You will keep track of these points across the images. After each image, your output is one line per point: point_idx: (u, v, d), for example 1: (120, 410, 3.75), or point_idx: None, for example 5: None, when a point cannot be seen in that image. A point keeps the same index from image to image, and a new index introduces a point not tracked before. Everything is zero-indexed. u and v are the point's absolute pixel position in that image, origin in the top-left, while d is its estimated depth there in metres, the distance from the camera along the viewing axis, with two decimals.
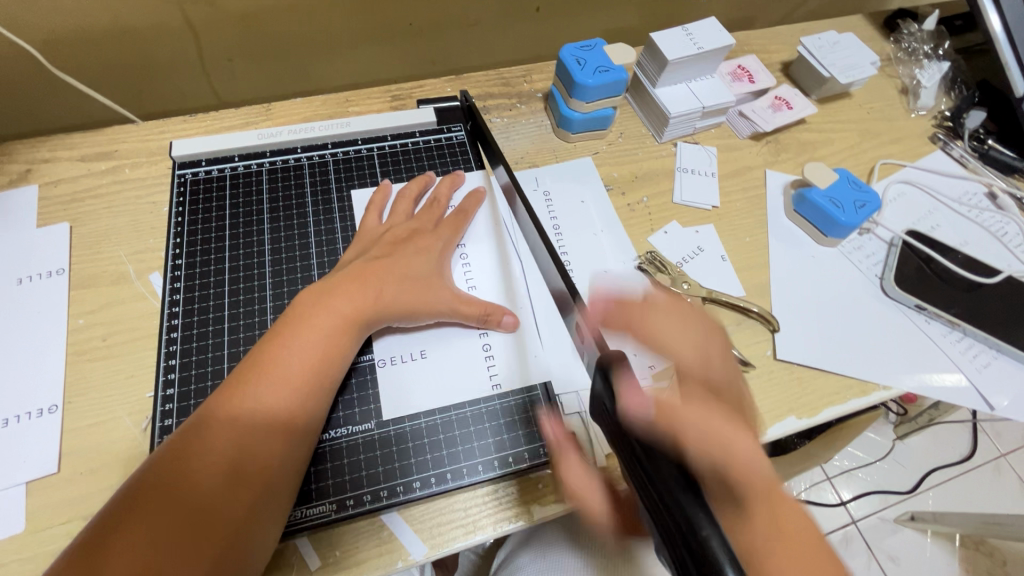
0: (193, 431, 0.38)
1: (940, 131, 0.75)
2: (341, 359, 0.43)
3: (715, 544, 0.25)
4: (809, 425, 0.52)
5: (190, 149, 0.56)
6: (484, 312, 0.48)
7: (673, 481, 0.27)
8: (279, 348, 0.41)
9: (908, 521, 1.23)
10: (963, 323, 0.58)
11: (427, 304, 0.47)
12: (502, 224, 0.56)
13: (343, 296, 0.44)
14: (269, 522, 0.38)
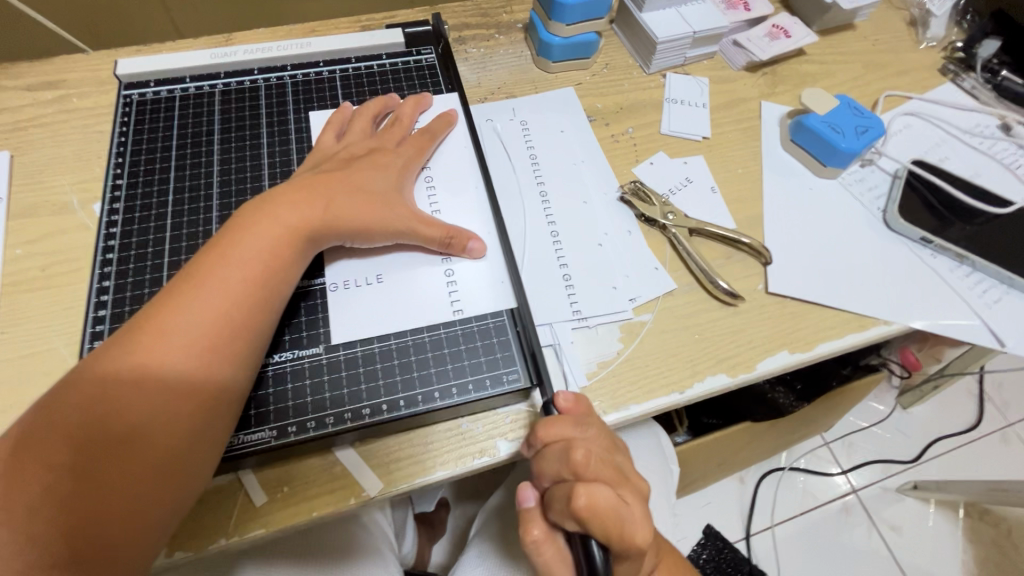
0: (118, 346, 0.35)
1: (951, 63, 0.70)
2: (286, 275, 0.39)
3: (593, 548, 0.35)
4: (803, 361, 0.49)
5: (136, 68, 0.52)
6: (447, 233, 0.44)
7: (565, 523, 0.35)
8: (214, 263, 0.38)
9: (911, 490, 1.19)
10: (972, 256, 0.54)
11: (383, 223, 0.43)
12: (472, 148, 0.52)
13: (287, 209, 0.40)
14: (209, 446, 0.35)
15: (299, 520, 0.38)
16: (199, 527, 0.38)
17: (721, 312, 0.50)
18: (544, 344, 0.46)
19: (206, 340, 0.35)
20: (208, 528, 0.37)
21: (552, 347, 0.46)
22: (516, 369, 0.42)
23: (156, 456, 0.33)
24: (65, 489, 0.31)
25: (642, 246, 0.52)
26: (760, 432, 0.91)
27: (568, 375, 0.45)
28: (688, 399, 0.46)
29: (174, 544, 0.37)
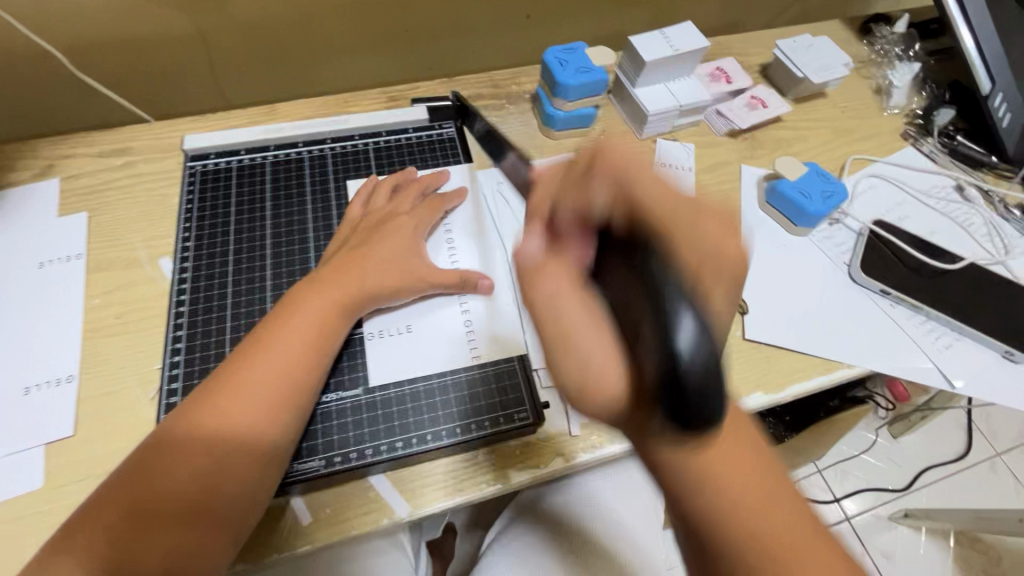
0: (196, 403, 0.42)
1: (911, 129, 0.78)
2: (333, 338, 0.48)
3: (671, 321, 0.26)
4: (775, 400, 0.56)
5: (200, 143, 0.60)
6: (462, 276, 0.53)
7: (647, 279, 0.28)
8: (276, 331, 0.46)
9: (903, 518, 1.24)
10: (925, 307, 0.61)
11: (413, 282, 0.52)
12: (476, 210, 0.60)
13: (332, 284, 0.49)
14: (268, 487, 0.42)
15: (340, 538, 0.45)
16: (255, 543, 0.44)
17: None
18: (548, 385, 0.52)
19: (269, 396, 0.43)
20: (263, 544, 0.44)
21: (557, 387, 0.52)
22: (526, 407, 0.49)
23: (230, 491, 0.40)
24: (150, 529, 0.38)
25: None
26: None
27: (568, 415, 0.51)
28: None
29: (235, 557, 0.44)
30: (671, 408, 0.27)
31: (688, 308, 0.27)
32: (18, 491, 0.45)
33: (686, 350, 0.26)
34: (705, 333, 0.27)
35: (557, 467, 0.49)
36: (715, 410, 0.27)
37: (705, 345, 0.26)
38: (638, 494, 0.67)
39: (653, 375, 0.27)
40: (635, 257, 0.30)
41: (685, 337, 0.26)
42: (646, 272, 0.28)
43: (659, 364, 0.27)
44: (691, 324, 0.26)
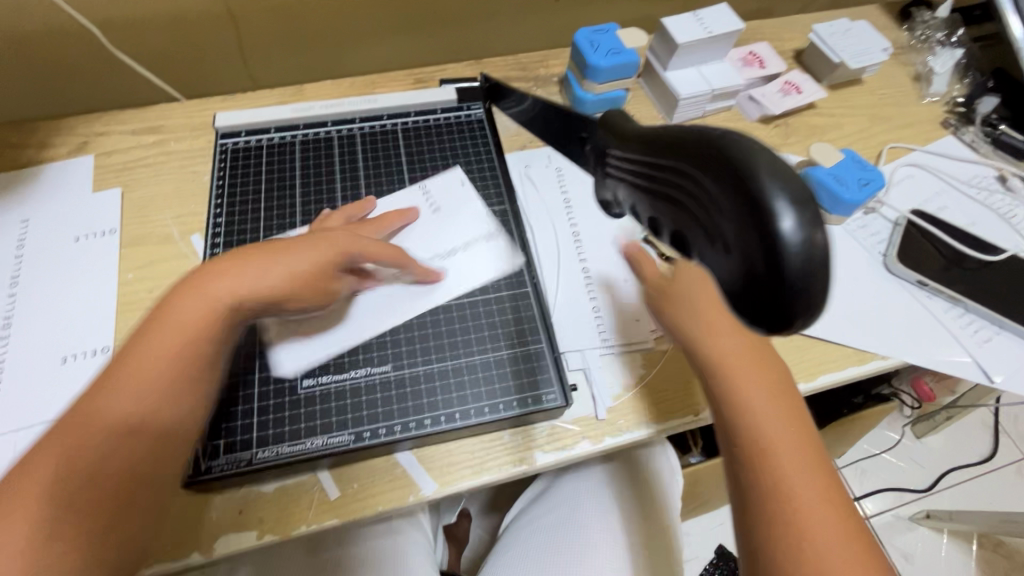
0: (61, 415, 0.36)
1: (951, 118, 0.76)
2: (211, 348, 0.40)
3: (782, 218, 0.24)
4: (806, 390, 0.55)
5: (232, 121, 0.61)
6: (368, 249, 0.47)
7: (742, 179, 0.25)
8: (155, 333, 0.39)
9: (923, 518, 1.20)
10: (964, 299, 0.60)
11: (324, 276, 0.45)
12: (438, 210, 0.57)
13: (225, 280, 0.41)
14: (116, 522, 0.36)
15: (367, 513, 0.45)
16: (284, 515, 0.45)
17: None
18: (575, 368, 0.53)
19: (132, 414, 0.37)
20: (292, 516, 0.45)
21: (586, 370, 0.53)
22: (554, 389, 0.49)
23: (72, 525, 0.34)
24: None
25: None
26: None
27: (599, 396, 0.51)
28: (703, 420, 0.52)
29: (264, 528, 0.44)
30: (770, 298, 0.25)
31: (790, 199, 0.25)
32: None
33: (793, 241, 0.24)
34: (810, 222, 0.24)
35: (583, 450, 0.49)
36: (817, 298, 0.25)
37: (812, 230, 0.24)
38: (659, 481, 0.65)
39: (746, 272, 0.25)
40: (721, 146, 0.27)
41: (791, 227, 0.24)
42: (732, 168, 0.25)
43: (759, 252, 0.25)
44: (794, 212, 0.24)
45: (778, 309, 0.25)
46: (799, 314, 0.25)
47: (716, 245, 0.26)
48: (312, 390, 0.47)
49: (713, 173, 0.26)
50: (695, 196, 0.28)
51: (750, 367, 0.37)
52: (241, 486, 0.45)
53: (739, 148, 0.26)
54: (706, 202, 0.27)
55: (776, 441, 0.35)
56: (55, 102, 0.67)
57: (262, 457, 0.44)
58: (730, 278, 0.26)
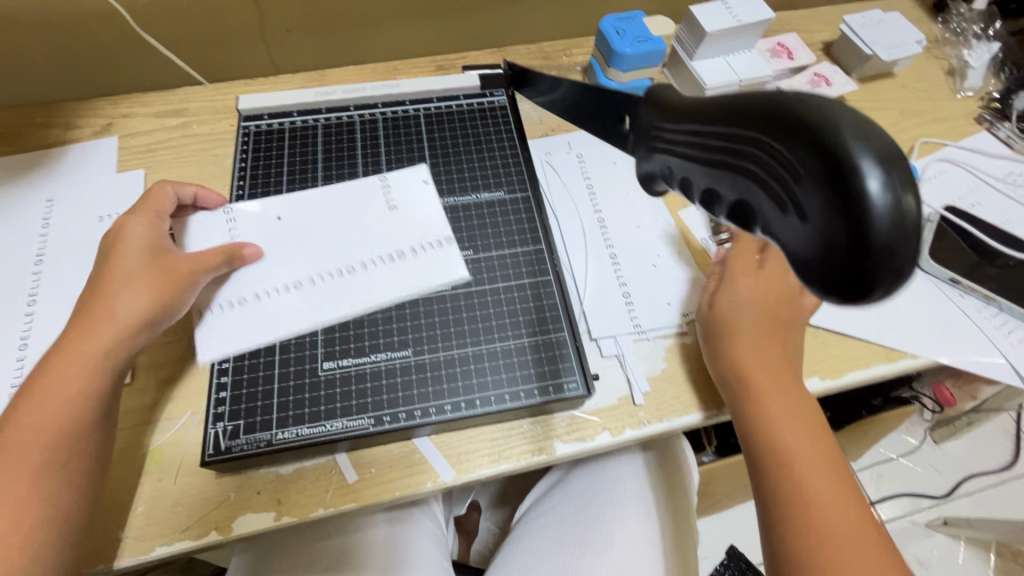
0: None
1: (987, 112, 0.74)
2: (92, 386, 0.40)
3: (866, 179, 0.19)
4: (833, 386, 0.53)
5: (254, 103, 0.60)
6: (227, 252, 0.48)
7: (806, 141, 0.21)
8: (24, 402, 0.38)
9: (941, 525, 1.16)
10: (998, 298, 0.58)
11: (181, 290, 0.44)
12: (396, 208, 0.55)
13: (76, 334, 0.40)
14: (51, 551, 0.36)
15: (384, 498, 0.45)
16: (301, 498, 0.45)
17: None
18: (609, 354, 0.52)
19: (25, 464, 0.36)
20: (309, 499, 0.44)
21: (617, 357, 0.52)
22: (575, 377, 0.48)
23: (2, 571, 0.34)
24: None
25: (692, 267, 0.58)
26: None
27: (630, 383, 0.51)
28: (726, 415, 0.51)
29: (282, 510, 0.44)
30: (841, 274, 0.20)
31: (875, 155, 0.20)
32: None
33: (879, 207, 0.19)
34: (898, 184, 0.20)
35: (603, 441, 0.48)
36: (904, 269, 0.20)
37: (901, 191, 0.20)
38: (672, 479, 0.64)
39: (817, 247, 0.21)
40: (783, 103, 0.22)
41: (877, 190, 0.19)
42: (798, 120, 0.21)
43: (840, 219, 0.20)
44: (880, 171, 0.20)
45: (847, 287, 0.21)
46: (875, 293, 0.21)
47: (776, 209, 0.22)
48: (332, 373, 0.47)
49: (781, 130, 0.21)
50: (761, 167, 0.22)
51: (777, 399, 0.46)
52: (261, 466, 0.45)
53: (804, 103, 0.21)
54: (764, 159, 0.22)
55: (800, 458, 0.44)
56: (82, 84, 0.67)
57: (283, 437, 0.44)
58: (799, 247, 0.21)
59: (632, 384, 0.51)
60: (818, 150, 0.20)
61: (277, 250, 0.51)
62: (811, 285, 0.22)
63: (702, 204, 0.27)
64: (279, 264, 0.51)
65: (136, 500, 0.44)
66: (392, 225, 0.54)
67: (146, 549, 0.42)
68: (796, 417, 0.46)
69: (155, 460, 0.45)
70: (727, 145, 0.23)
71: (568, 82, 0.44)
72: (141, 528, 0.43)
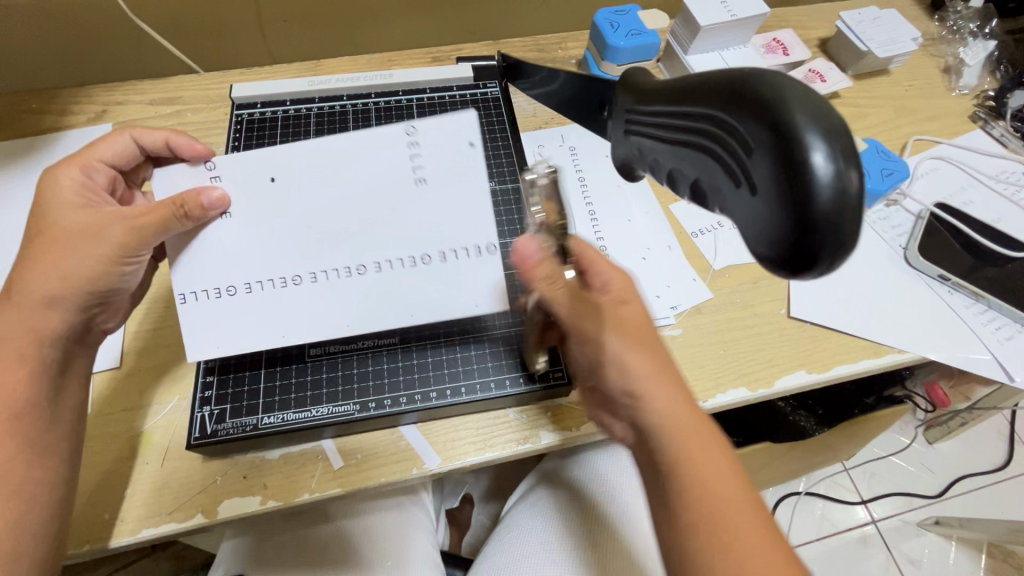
0: None
1: (981, 110, 0.73)
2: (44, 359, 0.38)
3: (811, 152, 0.20)
4: (820, 381, 0.53)
5: (247, 91, 0.60)
6: (178, 205, 0.37)
7: (756, 117, 0.21)
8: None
9: (932, 525, 1.14)
10: (987, 295, 0.58)
11: (110, 263, 0.39)
12: (425, 182, 0.38)
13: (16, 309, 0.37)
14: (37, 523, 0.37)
15: (369, 484, 0.45)
16: (287, 483, 0.45)
17: (746, 332, 0.55)
18: None
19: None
20: (294, 484, 0.45)
21: None
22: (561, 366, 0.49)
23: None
24: None
25: (682, 260, 0.58)
26: (780, 455, 0.92)
27: None
28: (711, 407, 0.51)
29: (267, 494, 0.44)
30: (786, 247, 0.21)
31: (820, 129, 0.20)
32: None
33: (823, 180, 0.20)
34: (842, 156, 0.20)
35: (588, 431, 0.49)
36: (850, 242, 0.21)
37: (845, 165, 0.20)
38: None
39: (765, 222, 0.21)
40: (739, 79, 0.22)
41: (821, 163, 0.20)
42: (751, 96, 0.21)
43: (784, 193, 0.20)
44: (825, 144, 0.20)
45: (792, 261, 0.21)
46: (819, 265, 0.21)
47: (730, 187, 0.22)
48: (319, 359, 0.47)
49: (736, 107, 0.22)
50: (717, 143, 0.23)
51: (694, 453, 0.37)
52: (247, 451, 0.46)
53: (759, 79, 0.22)
54: (719, 140, 0.22)
55: (726, 527, 0.35)
56: (77, 70, 0.67)
57: (268, 422, 0.44)
58: (751, 223, 0.22)
59: None
60: (766, 124, 0.21)
61: (271, 230, 0.39)
62: (764, 262, 0.22)
63: (668, 185, 0.27)
64: (272, 252, 0.39)
65: (124, 483, 0.44)
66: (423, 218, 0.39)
67: (133, 531, 0.43)
68: (725, 476, 0.37)
69: (143, 444, 0.46)
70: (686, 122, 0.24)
71: (558, 71, 0.44)
72: (127, 510, 0.43)
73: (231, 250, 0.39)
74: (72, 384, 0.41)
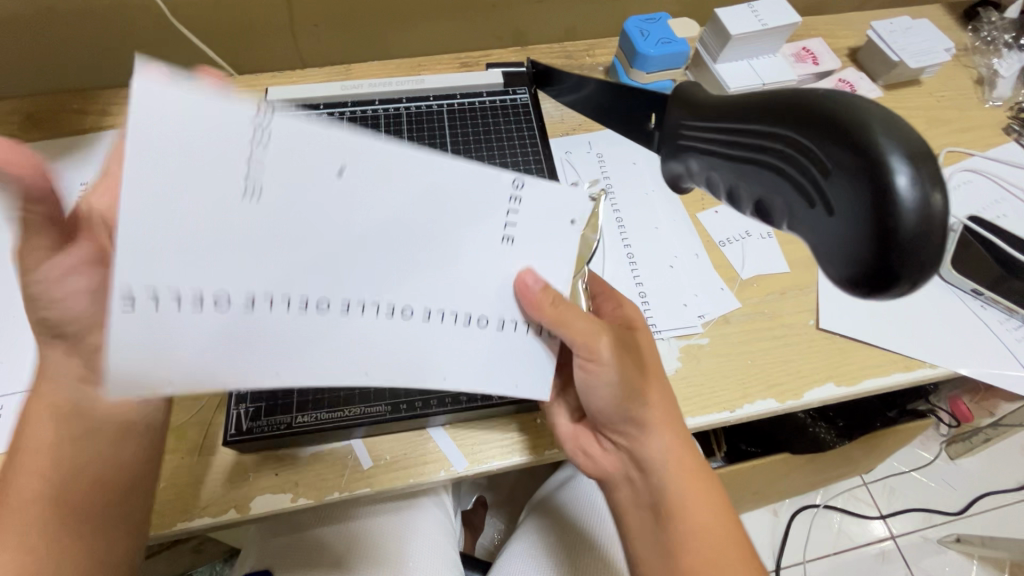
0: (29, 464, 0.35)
1: (1015, 123, 0.72)
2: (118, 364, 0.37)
3: (897, 176, 0.20)
4: (848, 394, 0.53)
5: (281, 95, 0.62)
6: None
7: (839, 141, 0.21)
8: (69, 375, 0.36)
9: (953, 542, 1.11)
10: (1022, 310, 0.57)
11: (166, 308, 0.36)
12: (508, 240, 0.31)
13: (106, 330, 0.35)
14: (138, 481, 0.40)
15: (398, 484, 0.46)
16: (317, 482, 0.46)
17: (773, 343, 0.54)
18: None
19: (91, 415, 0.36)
20: (325, 483, 0.46)
21: None
22: None
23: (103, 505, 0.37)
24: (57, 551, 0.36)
25: (709, 269, 0.58)
26: (799, 467, 0.91)
27: None
28: (737, 417, 0.51)
29: (298, 492, 0.45)
30: (866, 269, 0.21)
31: (904, 151, 0.20)
32: None
33: (908, 203, 0.20)
34: (925, 180, 0.20)
35: None
36: (928, 265, 0.21)
37: (929, 188, 0.20)
38: None
39: (848, 245, 0.21)
40: (816, 100, 0.22)
41: (907, 188, 0.20)
42: (829, 117, 0.21)
43: (867, 216, 0.20)
44: (910, 168, 0.20)
45: (870, 283, 0.21)
46: (897, 287, 0.21)
47: (806, 209, 0.22)
48: None
49: (813, 126, 0.22)
50: (791, 164, 0.23)
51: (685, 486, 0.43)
52: (278, 449, 0.46)
53: (836, 99, 0.22)
54: (798, 161, 0.22)
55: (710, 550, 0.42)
56: (116, 71, 0.69)
57: (301, 421, 0.45)
58: (828, 242, 0.22)
59: None
60: (848, 147, 0.21)
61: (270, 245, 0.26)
62: (836, 284, 0.22)
63: (729, 202, 0.27)
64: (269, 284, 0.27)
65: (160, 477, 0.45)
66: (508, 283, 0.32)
67: (165, 523, 0.44)
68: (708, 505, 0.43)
69: (178, 438, 0.47)
70: (758, 141, 0.24)
71: (588, 78, 0.45)
72: (162, 504, 0.44)
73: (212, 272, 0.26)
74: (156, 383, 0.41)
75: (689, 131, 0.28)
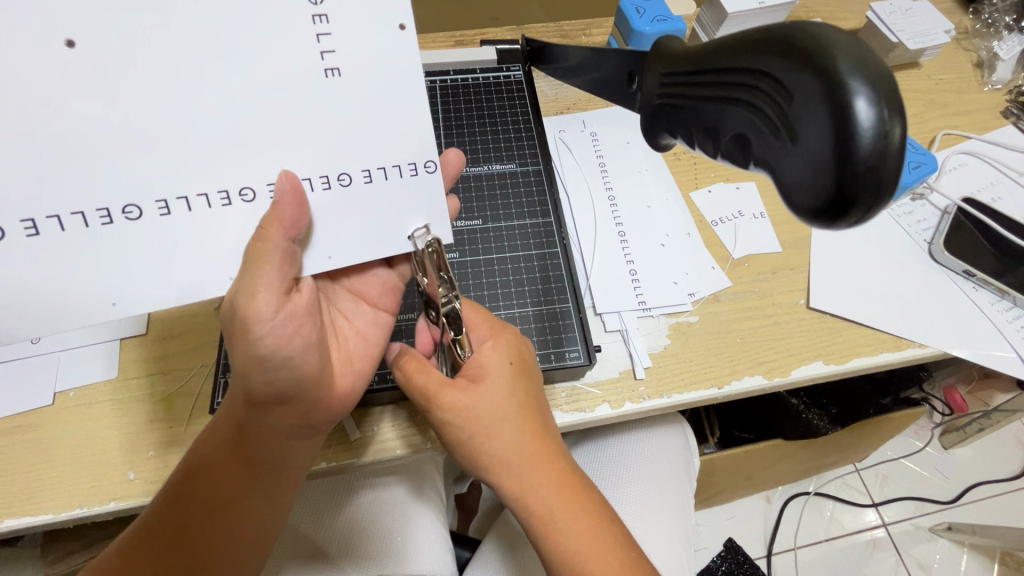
0: (200, 474, 0.40)
1: (1014, 106, 0.72)
2: (260, 415, 0.39)
3: (853, 97, 0.20)
4: (837, 372, 0.53)
5: None
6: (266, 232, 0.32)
7: (795, 66, 0.21)
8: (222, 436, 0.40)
9: (944, 530, 1.11)
10: (1013, 292, 0.57)
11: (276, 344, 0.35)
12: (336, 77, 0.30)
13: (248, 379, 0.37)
14: (280, 495, 0.43)
15: (385, 455, 0.47)
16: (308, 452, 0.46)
17: (762, 322, 0.54)
18: (613, 329, 0.53)
19: (246, 437, 0.39)
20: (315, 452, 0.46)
21: (620, 332, 0.53)
22: (577, 346, 0.49)
23: (242, 511, 0.41)
24: (219, 542, 0.40)
25: (700, 248, 0.58)
26: (793, 452, 0.91)
27: (634, 356, 0.51)
28: (726, 394, 0.51)
29: None
30: (823, 197, 0.21)
31: (864, 76, 0.20)
32: (94, 377, 0.48)
33: (866, 127, 0.20)
34: (884, 107, 0.20)
35: (602, 413, 0.49)
36: (885, 193, 0.21)
37: (887, 114, 0.20)
38: (673, 464, 0.65)
39: (807, 169, 0.21)
40: (779, 29, 0.22)
41: (864, 111, 0.20)
42: (790, 45, 0.21)
43: (824, 141, 0.20)
44: (870, 93, 0.20)
45: (827, 210, 0.21)
46: (853, 214, 0.21)
47: (768, 138, 0.22)
48: None
49: (775, 54, 0.22)
50: (754, 96, 0.23)
51: (553, 501, 0.40)
52: None
53: (798, 29, 0.22)
54: (762, 92, 0.22)
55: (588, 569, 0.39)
56: None
57: None
58: (790, 173, 0.22)
59: (636, 352, 0.51)
60: (807, 72, 0.21)
61: (74, 129, 0.28)
62: (799, 215, 0.22)
63: (700, 148, 0.27)
64: (78, 162, 0.29)
65: (149, 444, 0.46)
66: (405, 193, 0.35)
67: (154, 490, 0.44)
68: (584, 521, 0.40)
69: (168, 408, 0.48)
70: (724, 75, 0.24)
71: (606, 49, 0.37)
72: (150, 471, 0.45)
73: (27, 138, 0.27)
74: (273, 422, 0.39)
75: (664, 79, 0.29)
